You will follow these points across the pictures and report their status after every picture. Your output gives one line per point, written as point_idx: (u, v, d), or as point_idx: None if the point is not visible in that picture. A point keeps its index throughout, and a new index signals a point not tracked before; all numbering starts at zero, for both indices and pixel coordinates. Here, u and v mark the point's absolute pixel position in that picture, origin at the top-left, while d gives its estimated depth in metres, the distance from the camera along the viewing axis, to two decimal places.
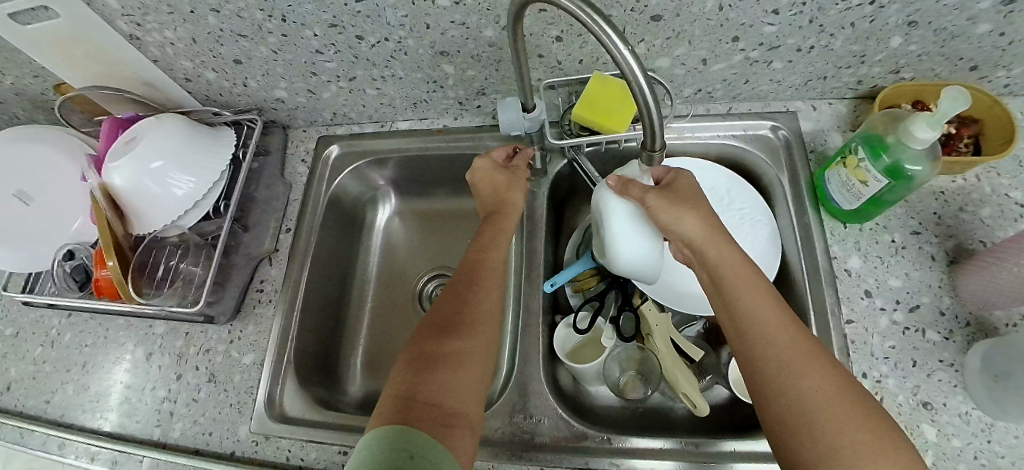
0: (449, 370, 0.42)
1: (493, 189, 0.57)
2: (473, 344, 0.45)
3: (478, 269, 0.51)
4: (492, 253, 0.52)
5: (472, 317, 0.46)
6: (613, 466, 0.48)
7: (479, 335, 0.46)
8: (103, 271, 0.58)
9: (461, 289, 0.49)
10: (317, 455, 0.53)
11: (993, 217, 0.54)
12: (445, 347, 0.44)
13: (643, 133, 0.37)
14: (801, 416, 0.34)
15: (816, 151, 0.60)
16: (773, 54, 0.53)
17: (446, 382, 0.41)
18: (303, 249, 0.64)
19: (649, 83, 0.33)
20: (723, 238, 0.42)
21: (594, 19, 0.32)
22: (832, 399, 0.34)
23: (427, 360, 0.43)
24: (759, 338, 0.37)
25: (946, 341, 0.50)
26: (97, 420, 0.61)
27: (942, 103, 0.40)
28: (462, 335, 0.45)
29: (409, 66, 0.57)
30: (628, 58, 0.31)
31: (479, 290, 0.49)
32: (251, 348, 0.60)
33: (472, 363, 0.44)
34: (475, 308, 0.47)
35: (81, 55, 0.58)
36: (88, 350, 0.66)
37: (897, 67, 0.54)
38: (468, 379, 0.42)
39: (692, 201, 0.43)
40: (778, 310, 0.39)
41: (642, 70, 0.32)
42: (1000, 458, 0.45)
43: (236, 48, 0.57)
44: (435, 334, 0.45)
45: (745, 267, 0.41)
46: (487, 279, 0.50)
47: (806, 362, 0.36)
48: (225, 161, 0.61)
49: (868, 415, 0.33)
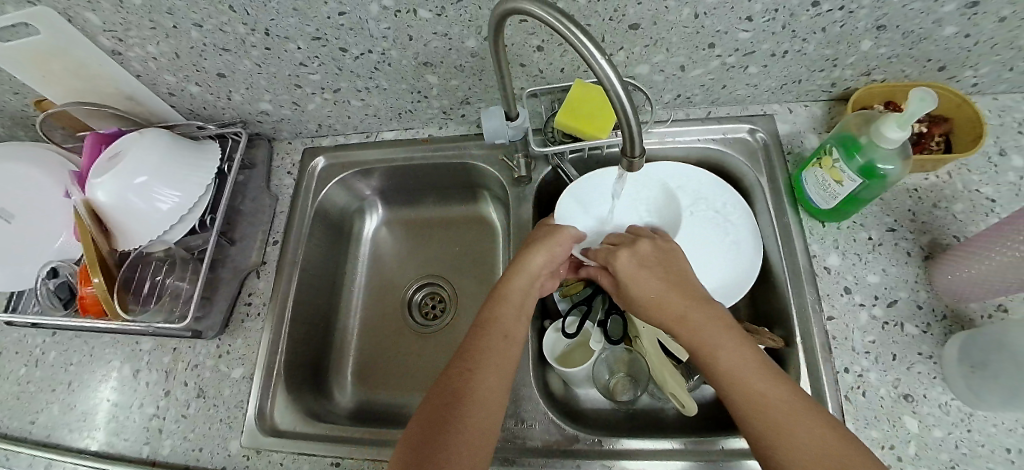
0: (459, 435, 0.40)
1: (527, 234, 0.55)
2: (486, 404, 0.43)
3: (497, 317, 0.48)
4: (513, 299, 0.50)
5: (486, 374, 0.44)
6: (605, 468, 0.48)
7: (493, 394, 0.43)
8: (87, 288, 0.58)
9: (478, 337, 0.47)
10: (309, 467, 0.53)
11: (966, 212, 0.56)
12: (459, 407, 0.42)
13: (622, 140, 0.36)
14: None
15: (794, 152, 0.62)
16: (748, 59, 0.55)
17: (455, 448, 0.40)
18: (291, 261, 0.64)
19: (626, 91, 0.33)
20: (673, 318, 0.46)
21: (572, 31, 0.32)
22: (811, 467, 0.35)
23: (439, 420, 0.41)
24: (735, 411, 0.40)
25: (924, 334, 0.52)
26: (84, 440, 0.60)
27: (911, 103, 0.41)
28: (476, 394, 0.43)
29: (394, 77, 0.58)
30: (606, 67, 0.32)
31: (497, 343, 0.46)
32: (240, 362, 0.60)
33: (482, 425, 0.42)
34: (490, 364, 0.45)
35: (61, 71, 0.58)
36: (74, 369, 0.65)
37: (869, 69, 0.56)
38: (477, 444, 0.41)
39: (639, 294, 0.49)
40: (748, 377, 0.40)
41: (619, 77, 0.32)
42: (980, 446, 0.46)
43: (220, 62, 0.57)
44: (448, 388, 0.43)
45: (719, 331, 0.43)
46: (507, 330, 0.48)
47: (792, 427, 0.37)
48: (210, 175, 0.61)
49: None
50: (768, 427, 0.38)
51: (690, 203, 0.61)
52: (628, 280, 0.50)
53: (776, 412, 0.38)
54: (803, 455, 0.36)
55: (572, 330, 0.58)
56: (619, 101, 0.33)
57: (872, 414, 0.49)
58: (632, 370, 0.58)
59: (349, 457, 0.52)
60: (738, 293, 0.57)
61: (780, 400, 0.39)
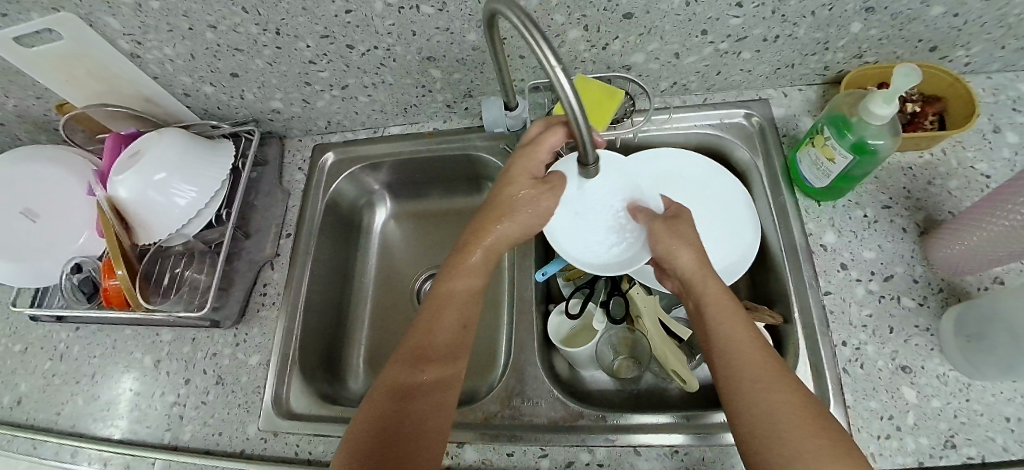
0: (411, 433, 0.43)
1: (505, 205, 0.51)
2: (434, 402, 0.45)
3: (443, 316, 0.48)
4: (460, 297, 0.50)
5: (433, 373, 0.46)
6: (609, 442, 0.50)
7: (440, 392, 0.46)
8: (112, 280, 0.61)
9: (424, 340, 0.47)
10: (324, 448, 0.55)
11: (961, 188, 0.57)
12: (409, 404, 0.44)
13: (576, 141, 0.37)
14: (777, 425, 0.36)
15: (789, 134, 0.63)
16: (741, 45, 0.56)
17: (409, 444, 0.42)
18: (305, 253, 0.67)
19: (578, 94, 0.33)
20: (712, 275, 0.47)
21: (532, 35, 0.32)
22: (793, 412, 0.37)
23: (390, 417, 0.43)
24: (734, 360, 0.41)
25: (921, 307, 0.53)
26: (108, 428, 0.63)
27: (896, 79, 0.43)
28: (424, 393, 0.45)
29: (399, 73, 0.60)
30: (559, 76, 0.32)
31: (444, 344, 0.48)
32: (257, 349, 0.62)
33: (431, 422, 0.44)
34: (437, 365, 0.46)
35: (83, 74, 0.61)
36: (97, 361, 0.68)
37: (860, 52, 0.57)
38: (426, 440, 0.43)
39: (688, 238, 0.49)
40: (752, 339, 0.42)
41: (569, 82, 0.32)
42: (978, 415, 0.47)
43: (233, 62, 0.59)
44: (400, 388, 0.44)
45: (735, 320, 0.44)
46: (453, 331, 0.48)
47: (784, 387, 0.38)
48: (225, 171, 0.63)
49: (822, 425, 0.36)
50: (756, 380, 0.39)
51: (684, 185, 0.64)
52: (685, 225, 0.51)
53: (765, 369, 0.40)
54: (787, 403, 0.37)
55: (575, 311, 0.60)
56: (571, 107, 0.34)
57: (871, 385, 0.50)
58: (636, 352, 0.58)
59: None
60: (738, 272, 0.58)
61: (771, 366, 0.40)
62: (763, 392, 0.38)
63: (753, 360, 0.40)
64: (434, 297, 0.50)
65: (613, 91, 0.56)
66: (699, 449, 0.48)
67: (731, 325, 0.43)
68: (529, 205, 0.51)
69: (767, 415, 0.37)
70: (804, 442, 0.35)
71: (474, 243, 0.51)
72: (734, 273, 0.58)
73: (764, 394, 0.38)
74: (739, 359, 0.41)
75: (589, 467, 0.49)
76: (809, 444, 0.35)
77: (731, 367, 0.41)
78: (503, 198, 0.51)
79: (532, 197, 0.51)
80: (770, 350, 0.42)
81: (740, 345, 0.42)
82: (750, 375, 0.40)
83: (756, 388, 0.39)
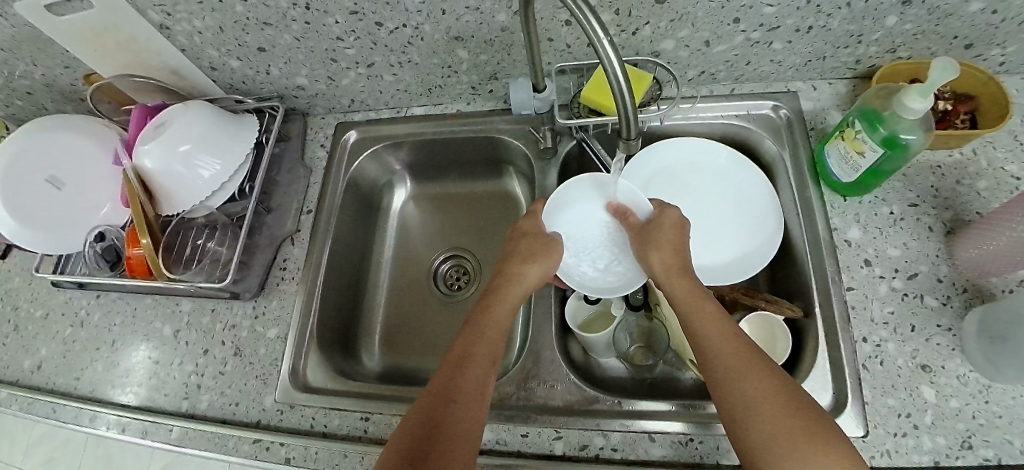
0: (448, 440, 0.39)
1: (525, 247, 0.54)
2: (473, 410, 0.41)
3: (483, 335, 0.46)
4: (499, 318, 0.48)
5: (472, 384, 0.42)
6: (623, 427, 0.50)
7: (479, 403, 0.42)
8: (135, 250, 0.61)
9: (463, 353, 0.45)
10: (340, 422, 0.55)
11: (990, 189, 0.56)
12: (448, 410, 0.40)
13: (619, 122, 0.40)
14: (749, 417, 0.36)
15: (817, 128, 0.62)
16: (773, 35, 0.56)
17: (446, 451, 0.38)
18: (324, 229, 0.67)
19: (625, 72, 0.35)
20: (685, 271, 0.47)
21: (578, 5, 0.33)
22: (765, 401, 0.37)
23: (427, 422, 0.40)
24: (707, 354, 0.41)
25: (944, 306, 0.52)
26: (127, 394, 0.64)
27: (932, 73, 0.42)
28: (463, 402, 0.41)
29: (425, 52, 0.60)
30: (607, 47, 0.34)
31: (484, 358, 0.45)
32: (275, 323, 0.63)
33: (467, 427, 0.40)
34: (476, 376, 0.43)
35: (113, 45, 0.61)
36: (117, 329, 0.69)
37: (894, 46, 0.56)
38: (463, 449, 0.39)
39: (658, 240, 0.50)
40: (724, 330, 0.42)
41: (619, 59, 0.34)
42: (998, 417, 0.47)
43: (261, 36, 0.59)
44: (440, 394, 0.42)
45: (712, 317, 0.43)
46: (493, 348, 0.46)
47: (757, 375, 0.38)
48: (248, 145, 0.63)
49: (797, 411, 0.36)
50: (728, 372, 0.39)
51: (707, 176, 0.64)
52: (658, 225, 0.51)
53: (736, 359, 0.39)
54: (760, 392, 0.37)
55: (593, 298, 0.60)
56: (618, 84, 0.36)
57: (890, 382, 0.50)
58: (651, 340, 0.58)
59: (377, 412, 0.54)
60: (755, 268, 0.58)
61: (744, 357, 0.40)
62: (734, 383, 0.38)
63: (732, 358, 0.40)
64: (471, 321, 0.48)
65: (639, 73, 0.58)
66: (716, 438, 0.48)
67: (709, 324, 0.42)
68: (543, 245, 0.53)
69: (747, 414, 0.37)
70: (772, 431, 0.35)
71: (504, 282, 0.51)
72: (753, 267, 0.58)
73: (746, 396, 0.37)
74: (719, 359, 0.40)
75: (603, 450, 0.49)
76: (776, 432, 0.35)
77: (704, 358, 0.41)
78: (524, 243, 0.54)
79: (544, 240, 0.54)
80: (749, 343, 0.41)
81: (718, 344, 0.41)
82: (726, 366, 0.39)
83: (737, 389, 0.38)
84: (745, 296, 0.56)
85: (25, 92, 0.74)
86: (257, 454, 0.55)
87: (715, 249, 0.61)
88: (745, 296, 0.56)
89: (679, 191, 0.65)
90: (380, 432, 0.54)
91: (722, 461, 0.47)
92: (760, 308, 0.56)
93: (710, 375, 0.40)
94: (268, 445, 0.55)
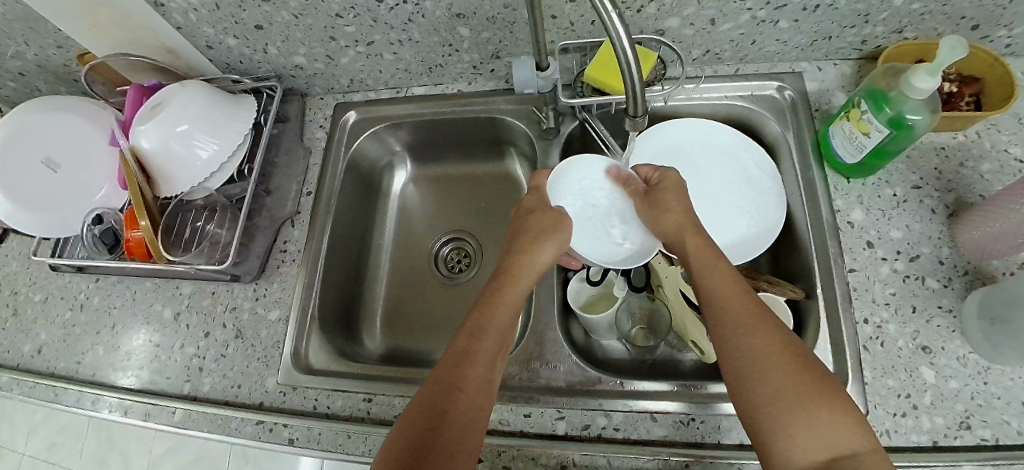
0: (453, 431, 0.38)
1: (535, 225, 0.53)
2: (479, 400, 0.40)
3: (492, 319, 0.45)
4: (510, 305, 0.47)
5: (478, 374, 0.41)
6: (625, 407, 0.50)
7: (486, 391, 0.41)
8: (133, 232, 0.60)
9: (470, 340, 0.43)
10: (342, 403, 0.55)
11: (993, 171, 0.56)
12: (453, 399, 0.39)
13: (626, 99, 0.40)
14: (753, 369, 0.36)
15: (822, 109, 0.62)
16: (779, 13, 0.55)
17: (449, 442, 0.37)
18: (325, 212, 0.67)
19: (633, 48, 0.35)
20: (699, 229, 0.47)
21: None
22: (773, 355, 0.37)
23: (430, 412, 0.39)
24: (717, 307, 0.41)
25: (945, 288, 0.52)
26: (129, 377, 0.64)
27: (941, 52, 0.41)
28: (468, 392, 0.40)
29: (426, 30, 0.59)
30: (616, 23, 0.33)
31: (491, 348, 0.43)
32: (276, 305, 0.63)
33: (472, 419, 0.39)
34: (483, 366, 0.42)
35: (107, 23, 0.60)
36: (117, 312, 0.68)
37: (900, 26, 0.56)
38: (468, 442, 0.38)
39: (670, 203, 0.50)
40: (736, 286, 0.42)
41: (627, 35, 0.34)
42: (996, 398, 0.47)
43: (259, 13, 0.58)
44: (447, 380, 0.41)
45: (729, 284, 0.42)
46: (500, 336, 0.44)
47: (766, 329, 0.38)
48: (248, 125, 0.63)
49: (805, 369, 0.36)
50: (739, 322, 0.39)
51: (710, 158, 0.64)
52: (665, 189, 0.51)
53: (746, 313, 0.40)
54: (767, 345, 0.37)
55: (596, 279, 0.60)
56: (626, 61, 0.36)
57: (891, 363, 0.50)
58: (652, 321, 0.59)
59: (380, 393, 0.55)
60: (761, 246, 0.58)
61: (753, 312, 0.39)
62: (744, 336, 0.38)
63: (750, 328, 0.38)
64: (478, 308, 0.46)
65: (645, 51, 0.57)
66: (716, 418, 0.48)
67: (721, 283, 0.42)
68: (552, 222, 0.53)
69: (755, 367, 0.37)
70: (780, 384, 0.35)
71: (512, 266, 0.50)
72: (756, 249, 0.59)
73: (766, 367, 0.36)
74: (735, 329, 0.39)
75: (606, 430, 0.50)
76: (782, 383, 0.35)
77: (715, 310, 0.41)
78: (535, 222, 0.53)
79: (552, 214, 0.54)
80: (770, 313, 0.40)
81: (734, 311, 0.40)
82: (737, 319, 0.39)
83: (753, 362, 0.37)
84: (748, 276, 0.56)
85: (18, 73, 0.73)
86: (261, 435, 0.55)
87: (722, 229, 0.61)
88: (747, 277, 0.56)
89: (682, 171, 0.65)
90: (382, 412, 0.54)
91: (723, 441, 0.47)
92: (762, 290, 0.56)
93: (719, 326, 0.40)
94: (272, 426, 0.55)
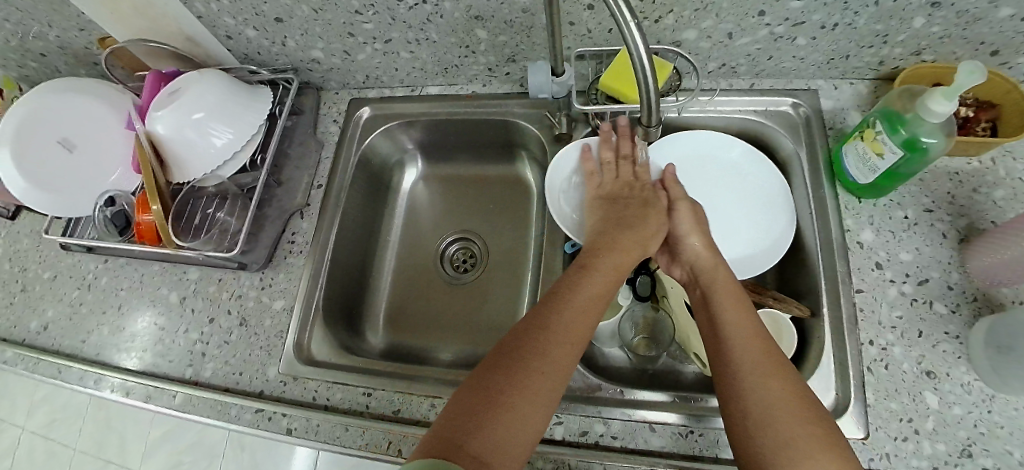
0: (511, 416, 0.36)
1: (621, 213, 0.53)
2: (545, 391, 0.38)
3: (565, 309, 0.43)
4: (585, 295, 0.44)
5: (552, 361, 0.39)
6: (624, 415, 0.50)
7: (554, 385, 0.39)
8: (145, 216, 0.62)
9: (547, 319, 0.42)
10: (341, 396, 0.56)
11: (1007, 198, 0.56)
12: (517, 385, 0.38)
13: (640, 107, 0.41)
14: (764, 413, 0.36)
15: (836, 128, 0.62)
16: (798, 30, 0.55)
17: (505, 426, 0.35)
18: (334, 205, 0.67)
19: (650, 59, 0.35)
20: (722, 267, 0.48)
21: None
22: (784, 401, 0.36)
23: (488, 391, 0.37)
24: (735, 347, 0.41)
25: (952, 314, 0.52)
26: (131, 359, 0.64)
27: (958, 77, 0.41)
28: (536, 379, 0.38)
29: (444, 30, 0.59)
30: (634, 33, 0.33)
31: (573, 335, 0.41)
32: (281, 295, 0.63)
33: (536, 408, 0.37)
34: (556, 355, 0.40)
35: (131, 10, 0.61)
36: (123, 294, 0.69)
37: (918, 49, 0.55)
38: (523, 439, 0.36)
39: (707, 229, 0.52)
40: (754, 330, 0.42)
41: (645, 45, 0.34)
42: (999, 427, 0.46)
43: (279, 7, 0.59)
44: (506, 364, 0.39)
45: (748, 327, 0.42)
46: (578, 324, 0.43)
47: (782, 375, 0.38)
48: (262, 116, 0.63)
49: (815, 421, 0.35)
50: (756, 365, 0.39)
51: (719, 172, 0.64)
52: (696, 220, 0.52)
53: (762, 357, 0.39)
54: (781, 392, 0.37)
55: None
56: (642, 71, 0.36)
57: (894, 386, 0.49)
58: (654, 331, 0.59)
59: (380, 388, 0.55)
60: (770, 260, 0.58)
61: (768, 357, 0.39)
62: (757, 379, 0.38)
63: (762, 372, 0.38)
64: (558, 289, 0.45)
65: (660, 61, 0.58)
66: (716, 432, 0.48)
67: (740, 324, 0.42)
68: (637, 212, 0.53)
69: (766, 412, 0.36)
70: (790, 432, 0.35)
71: (597, 252, 0.49)
72: (766, 263, 0.58)
73: (777, 414, 0.36)
74: (744, 376, 0.39)
75: (603, 437, 0.50)
76: (792, 432, 0.34)
77: (730, 350, 0.41)
78: (625, 201, 0.55)
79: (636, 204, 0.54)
80: (785, 361, 0.40)
81: (750, 353, 0.40)
82: (753, 361, 0.39)
83: (765, 410, 0.36)
84: (753, 291, 0.56)
85: (40, 54, 0.74)
86: (259, 424, 0.55)
87: (730, 242, 0.61)
88: (752, 293, 0.56)
89: (693, 183, 0.65)
90: (380, 408, 0.54)
91: (721, 455, 0.47)
92: (767, 306, 0.56)
93: (732, 365, 0.40)
94: (271, 414, 0.56)
